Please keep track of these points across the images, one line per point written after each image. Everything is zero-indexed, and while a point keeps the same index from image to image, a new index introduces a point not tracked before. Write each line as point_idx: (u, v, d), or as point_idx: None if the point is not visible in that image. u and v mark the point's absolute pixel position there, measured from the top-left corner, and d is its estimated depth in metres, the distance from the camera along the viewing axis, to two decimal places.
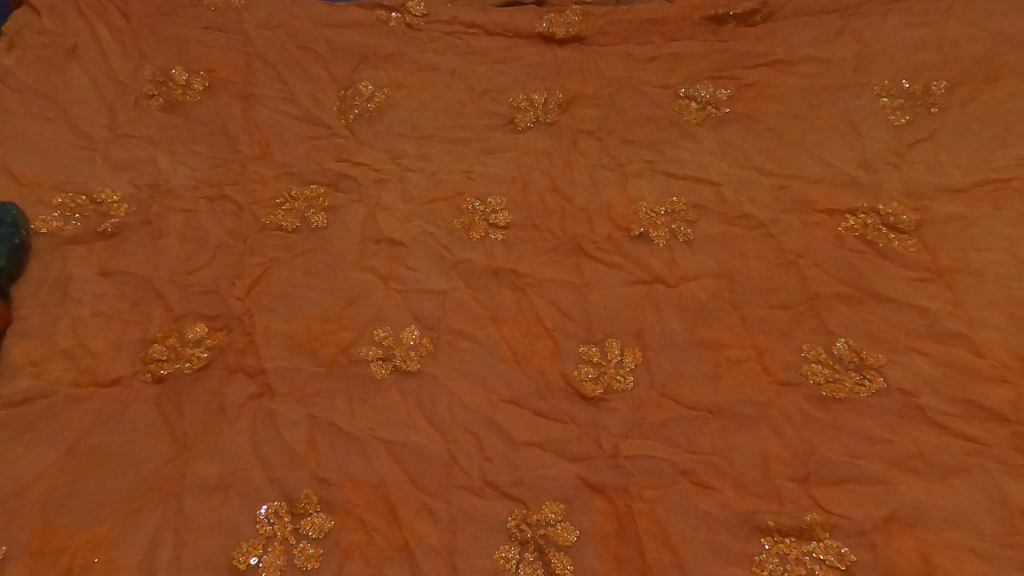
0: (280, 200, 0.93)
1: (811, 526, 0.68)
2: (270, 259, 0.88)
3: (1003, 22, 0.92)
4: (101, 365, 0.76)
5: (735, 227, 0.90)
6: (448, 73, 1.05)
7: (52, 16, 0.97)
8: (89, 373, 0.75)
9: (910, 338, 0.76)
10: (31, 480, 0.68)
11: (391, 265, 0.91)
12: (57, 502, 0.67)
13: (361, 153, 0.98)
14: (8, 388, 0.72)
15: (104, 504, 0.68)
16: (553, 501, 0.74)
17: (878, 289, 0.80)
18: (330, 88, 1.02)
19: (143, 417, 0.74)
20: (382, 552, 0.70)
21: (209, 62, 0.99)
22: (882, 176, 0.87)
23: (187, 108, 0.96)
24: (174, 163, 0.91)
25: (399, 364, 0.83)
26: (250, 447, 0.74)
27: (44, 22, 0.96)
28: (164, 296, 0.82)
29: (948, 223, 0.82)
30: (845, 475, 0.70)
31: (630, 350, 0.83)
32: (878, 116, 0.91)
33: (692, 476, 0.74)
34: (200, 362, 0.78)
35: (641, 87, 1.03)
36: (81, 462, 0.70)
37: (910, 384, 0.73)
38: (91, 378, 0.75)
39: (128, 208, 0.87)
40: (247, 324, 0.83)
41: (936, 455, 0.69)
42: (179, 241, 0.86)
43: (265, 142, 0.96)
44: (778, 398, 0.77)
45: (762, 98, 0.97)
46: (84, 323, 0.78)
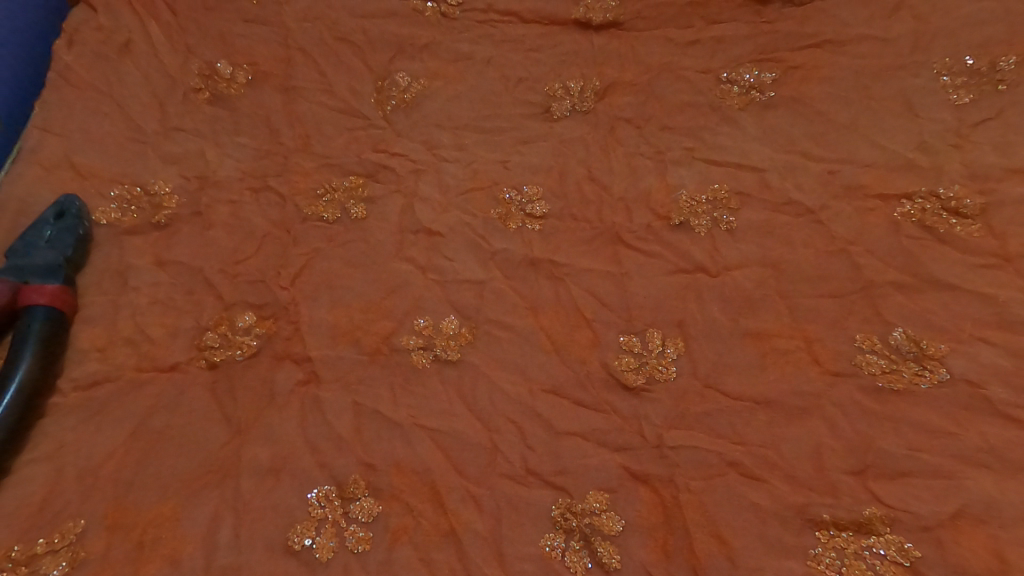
0: (321, 192, 0.94)
1: (870, 520, 0.66)
2: (313, 250, 0.90)
3: None
4: (159, 351, 0.78)
5: (781, 214, 0.88)
6: (484, 62, 1.05)
7: (106, 14, 1.00)
8: (148, 359, 0.77)
9: (974, 327, 0.73)
10: (99, 460, 0.71)
11: (431, 254, 0.91)
12: (124, 482, 0.70)
13: (399, 144, 0.99)
14: (76, 371, 0.76)
15: (167, 483, 0.70)
16: (597, 491, 0.74)
17: (938, 277, 0.77)
18: (367, 79, 1.03)
19: (199, 402, 0.76)
20: (430, 537, 0.71)
21: (252, 55, 1.01)
22: (942, 158, 0.83)
23: (232, 101, 0.97)
24: (220, 155, 0.93)
25: (439, 353, 0.83)
26: (300, 432, 0.76)
27: (100, 19, 1.00)
28: (215, 285, 0.84)
29: (1015, 207, 0.78)
30: (905, 468, 0.68)
31: (672, 340, 0.82)
32: (937, 96, 0.87)
33: (742, 467, 0.72)
34: (249, 350, 0.80)
35: (681, 71, 1.00)
36: (146, 443, 0.72)
37: (975, 376, 0.70)
38: (149, 363, 0.77)
39: (180, 200, 0.89)
40: (293, 313, 0.84)
41: (1005, 449, 0.66)
42: (227, 232, 0.88)
43: (305, 134, 0.98)
44: (830, 389, 0.74)
45: (810, 80, 0.94)
46: (142, 310, 0.81)
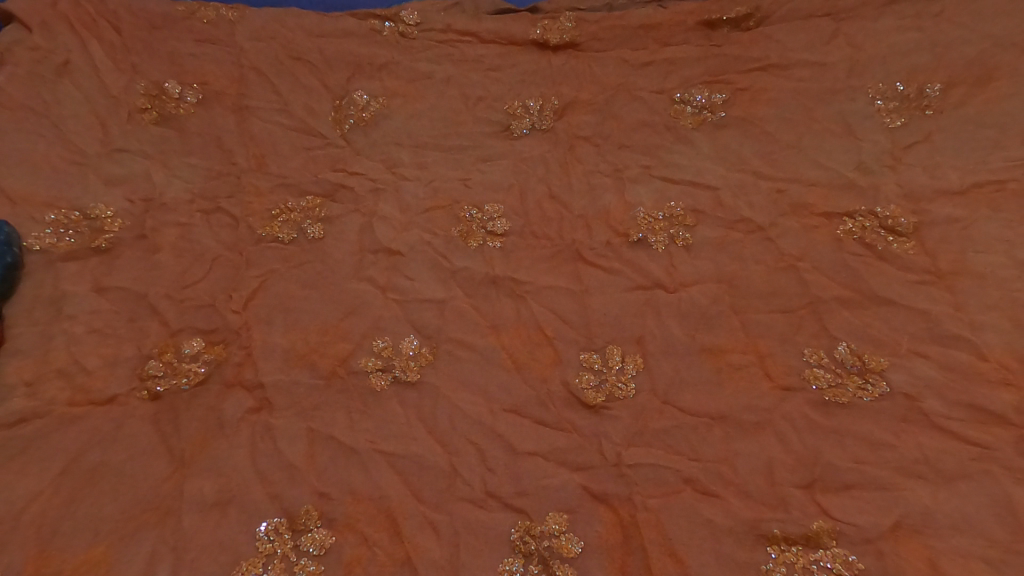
0: (276, 212, 0.92)
1: (818, 534, 0.68)
2: (268, 271, 0.88)
3: (996, 22, 0.92)
4: (97, 383, 0.75)
5: (733, 231, 0.90)
6: (443, 82, 1.05)
7: (42, 32, 0.94)
8: (84, 392, 0.74)
9: (911, 341, 0.76)
10: (25, 502, 0.67)
11: (390, 274, 0.90)
12: (52, 524, 0.66)
13: (358, 163, 0.98)
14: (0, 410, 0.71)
15: (100, 524, 0.67)
16: (557, 512, 0.73)
17: (878, 292, 0.80)
18: (325, 98, 1.02)
19: (140, 435, 0.73)
20: (385, 567, 0.70)
21: (202, 75, 0.99)
22: (879, 178, 0.87)
23: (181, 121, 0.95)
24: (168, 177, 0.91)
25: (399, 374, 0.82)
26: (249, 463, 0.74)
27: (34, 37, 0.94)
28: (160, 311, 0.81)
29: (945, 225, 0.82)
30: (850, 481, 0.70)
31: (631, 356, 0.83)
32: (873, 119, 0.91)
33: (697, 484, 0.73)
34: (197, 378, 0.78)
35: (636, 92, 1.03)
36: (77, 482, 0.69)
37: (913, 388, 0.73)
38: (86, 397, 0.74)
39: (123, 224, 0.86)
40: (245, 337, 0.82)
41: (941, 460, 0.69)
42: (175, 255, 0.85)
43: (260, 154, 0.96)
44: (780, 404, 0.76)
45: (757, 102, 0.97)
46: (77, 341, 0.77)
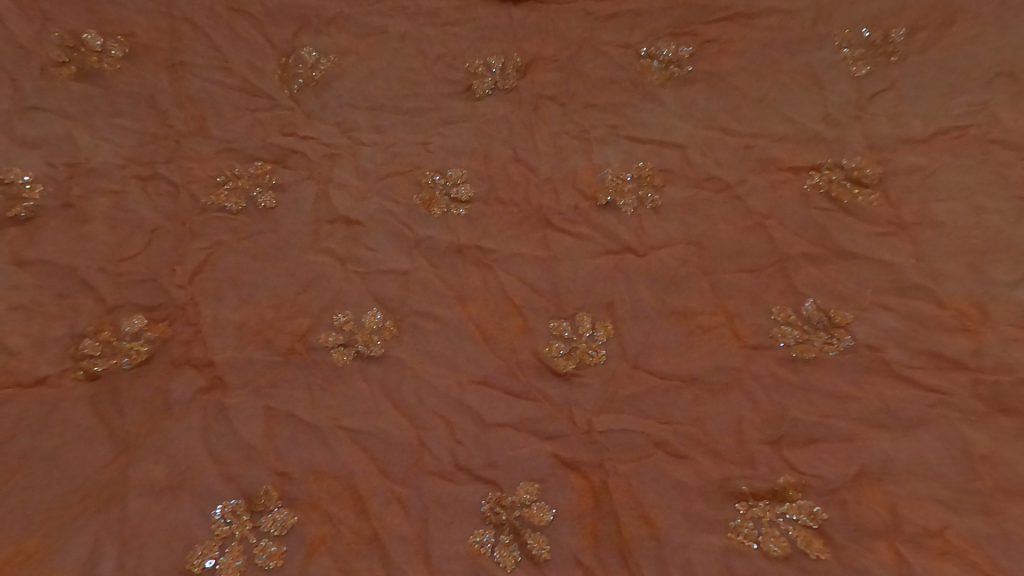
0: (222, 179, 0.86)
1: (784, 488, 0.68)
2: (214, 244, 0.82)
3: None
4: (22, 364, 0.68)
5: (702, 190, 0.88)
6: (398, 38, 0.99)
7: None
8: (8, 373, 0.68)
9: (874, 293, 0.76)
10: None
11: (348, 245, 0.86)
12: None
13: (309, 127, 0.92)
14: None
15: (32, 514, 0.63)
16: (528, 481, 0.72)
17: (843, 246, 0.79)
18: (269, 56, 0.94)
19: (77, 418, 0.68)
20: (351, 544, 0.68)
21: (127, 26, 0.89)
22: (846, 130, 0.86)
23: (105, 78, 0.85)
24: (95, 141, 0.83)
25: (362, 349, 0.79)
26: (202, 444, 0.71)
27: None
28: (94, 287, 0.75)
29: (908, 174, 0.81)
30: (815, 434, 0.70)
31: (601, 322, 0.81)
32: (838, 69, 0.89)
33: (667, 446, 0.73)
34: (139, 357, 0.73)
35: (602, 47, 0.98)
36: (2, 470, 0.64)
37: (876, 340, 0.73)
38: (9, 378, 0.67)
39: (44, 190, 0.78)
40: (192, 313, 0.78)
41: (901, 408, 0.69)
42: (109, 227, 0.79)
43: (200, 117, 0.89)
44: (748, 362, 0.76)
45: (724, 55, 0.94)
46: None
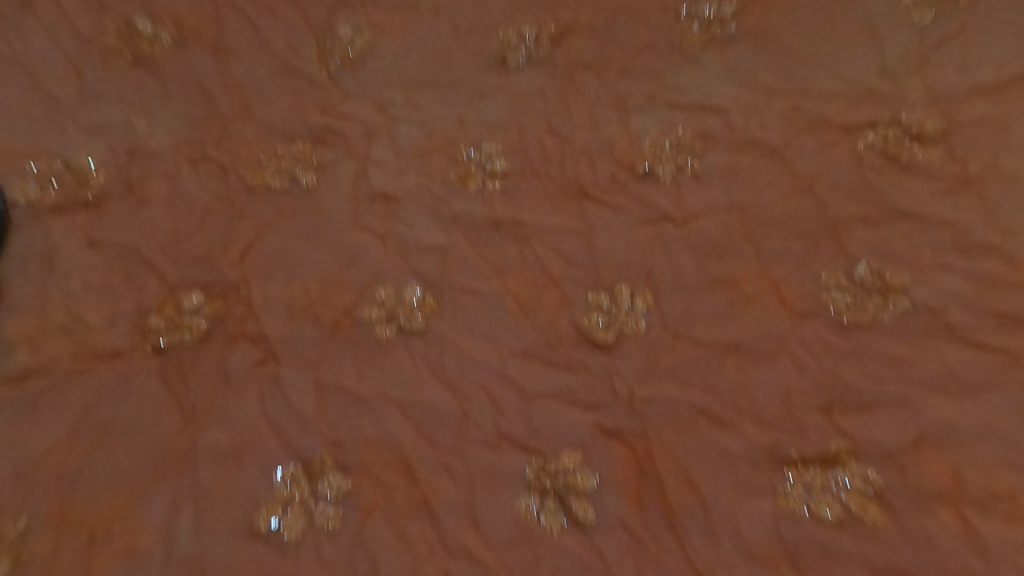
0: (266, 159, 0.88)
1: (837, 455, 0.67)
2: (262, 223, 0.85)
3: None
4: (97, 337, 0.75)
5: (745, 155, 0.85)
6: (432, 13, 0.98)
7: None
8: (87, 347, 0.74)
9: (935, 254, 0.72)
10: (44, 453, 0.70)
11: (388, 222, 0.87)
12: (71, 475, 0.69)
13: (347, 106, 0.93)
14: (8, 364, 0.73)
15: (117, 476, 0.69)
16: (571, 449, 0.73)
17: (900, 207, 0.76)
18: (307, 36, 0.95)
19: (149, 388, 0.73)
20: (403, 510, 0.70)
21: (175, 12, 0.92)
22: (904, 84, 0.80)
23: (159, 65, 0.89)
24: (151, 126, 0.86)
25: (404, 324, 0.80)
26: (261, 414, 0.74)
27: None
28: (156, 266, 0.79)
29: (976, 126, 0.76)
30: (869, 401, 0.68)
31: (640, 293, 0.80)
32: (898, 19, 0.83)
33: (710, 415, 0.72)
34: (199, 333, 0.77)
35: (638, 12, 0.95)
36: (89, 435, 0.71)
37: (936, 302, 0.70)
38: (89, 351, 0.74)
39: (107, 174, 0.83)
40: (245, 291, 0.80)
41: (965, 372, 0.67)
42: (166, 208, 0.83)
43: (244, 100, 0.91)
44: (797, 329, 0.74)
45: (771, 12, 0.90)
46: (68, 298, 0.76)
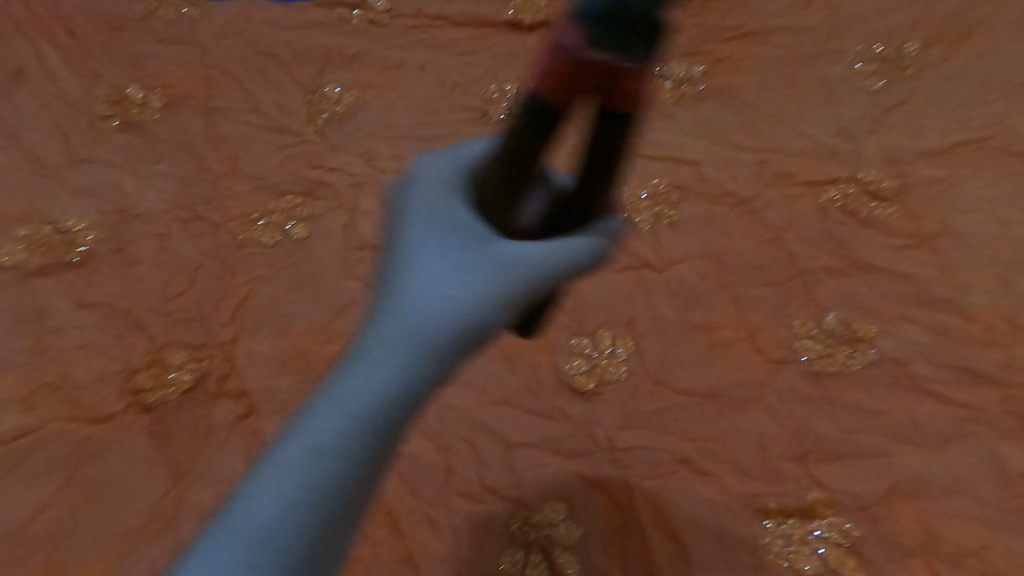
0: (257, 215, 0.89)
1: (813, 505, 0.68)
2: (254, 278, 0.84)
3: None
4: (91, 398, 0.73)
5: (719, 206, 0.89)
6: (417, 69, 1.03)
7: None
8: (82, 407, 0.72)
9: (898, 306, 0.76)
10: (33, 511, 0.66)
11: (378, 270, 0.87)
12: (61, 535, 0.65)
13: (335, 158, 0.96)
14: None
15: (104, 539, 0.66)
16: (554, 500, 0.73)
17: (865, 259, 0.79)
18: (296, 94, 1.00)
19: (135, 445, 0.71)
20: (387, 564, 0.70)
21: (164, 78, 0.98)
22: (861, 144, 0.86)
23: (147, 127, 0.93)
24: (140, 187, 0.89)
25: None
26: (247, 466, 0.71)
27: None
28: (147, 327, 0.79)
29: (928, 186, 0.81)
30: (841, 451, 0.70)
31: (622, 339, 0.82)
32: (854, 83, 0.90)
33: (690, 463, 0.73)
34: (185, 385, 0.75)
35: None
36: (80, 493, 0.67)
37: (902, 354, 0.73)
38: (85, 412, 0.72)
39: (96, 236, 0.84)
40: (231, 350, 0.79)
41: (929, 424, 0.69)
42: (155, 267, 0.83)
43: (233, 156, 0.93)
44: (770, 377, 0.76)
45: (739, 71, 0.96)
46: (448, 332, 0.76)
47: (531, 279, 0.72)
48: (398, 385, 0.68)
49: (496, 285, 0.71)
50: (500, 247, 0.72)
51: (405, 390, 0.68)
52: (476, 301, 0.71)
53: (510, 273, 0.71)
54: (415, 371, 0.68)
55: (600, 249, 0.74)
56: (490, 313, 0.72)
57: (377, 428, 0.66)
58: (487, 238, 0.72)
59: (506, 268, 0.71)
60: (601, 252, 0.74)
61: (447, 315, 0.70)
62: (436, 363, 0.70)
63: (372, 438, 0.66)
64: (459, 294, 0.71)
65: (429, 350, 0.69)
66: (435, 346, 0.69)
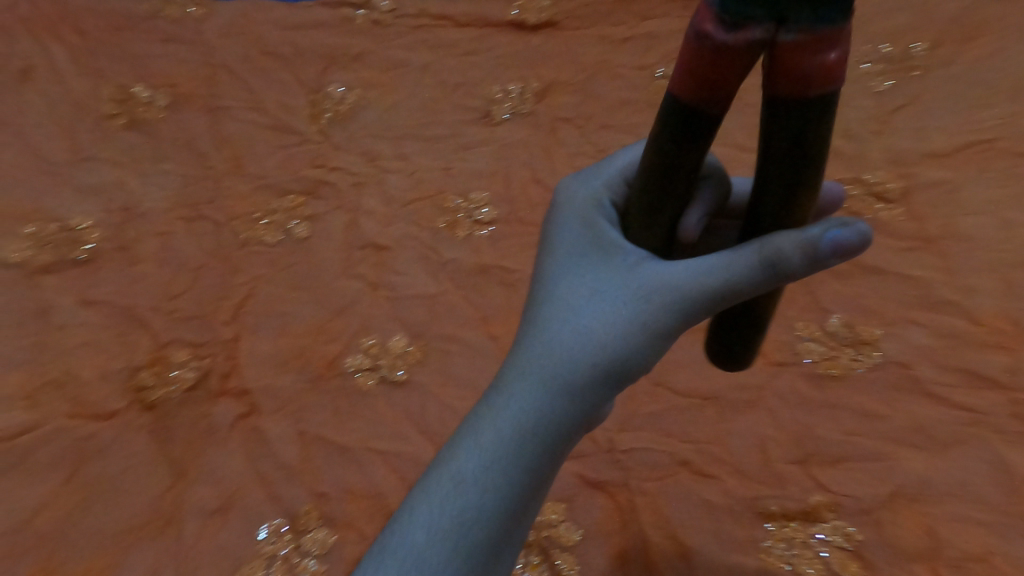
0: (259, 215, 0.89)
1: (816, 508, 0.67)
2: (255, 277, 0.84)
3: None
4: (94, 395, 0.73)
5: None
6: (420, 69, 1.04)
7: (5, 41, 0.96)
8: (84, 405, 0.72)
9: (902, 309, 0.75)
10: (37, 507, 0.66)
11: (378, 271, 0.87)
12: (62, 533, 0.65)
13: (337, 158, 0.96)
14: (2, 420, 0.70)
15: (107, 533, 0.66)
16: (555, 501, 0.73)
17: (867, 261, 0.79)
18: (299, 94, 1.00)
19: (136, 444, 0.71)
20: None
21: (171, 76, 0.99)
22: (865, 146, 0.86)
23: (153, 126, 0.94)
24: (144, 185, 0.89)
25: (386, 374, 0.78)
26: (247, 465, 0.71)
27: None
28: (149, 324, 0.79)
29: (933, 188, 0.80)
30: (842, 453, 0.70)
31: None
32: (860, 83, 0.91)
33: (691, 465, 0.73)
34: (186, 384, 0.75)
35: (617, 69, 1.01)
36: (82, 490, 0.68)
37: (904, 356, 0.73)
38: (87, 410, 0.72)
39: (101, 234, 0.85)
40: (232, 349, 0.79)
41: (932, 427, 0.68)
42: (157, 266, 0.84)
43: (235, 156, 0.94)
44: (772, 379, 0.76)
45: None
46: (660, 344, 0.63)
47: (687, 294, 0.52)
48: (548, 416, 0.54)
49: (651, 304, 0.53)
50: (646, 267, 0.54)
51: (556, 420, 0.54)
52: (630, 328, 0.54)
53: (667, 293, 0.53)
54: (547, 405, 0.54)
55: (771, 263, 0.47)
56: (637, 344, 0.53)
57: (525, 459, 0.54)
58: (636, 259, 0.55)
59: (647, 293, 0.53)
60: (763, 263, 0.48)
61: (549, 354, 0.55)
62: (580, 399, 0.54)
63: (544, 459, 0.55)
64: (599, 323, 0.54)
65: (561, 382, 0.54)
66: (572, 383, 0.54)
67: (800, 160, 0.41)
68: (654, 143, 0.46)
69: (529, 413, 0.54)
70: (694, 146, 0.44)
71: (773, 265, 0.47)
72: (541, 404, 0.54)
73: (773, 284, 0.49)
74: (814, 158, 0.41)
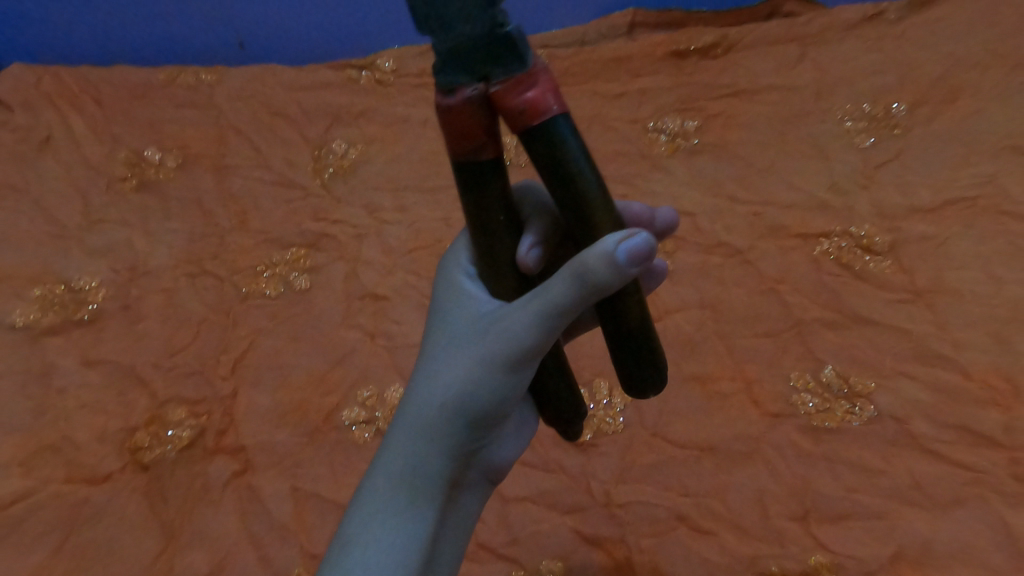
0: (262, 268, 0.92)
1: (817, 569, 0.65)
2: (255, 331, 0.86)
3: (959, 46, 0.98)
4: (90, 458, 0.74)
5: (713, 257, 0.90)
6: (421, 124, 1.08)
7: (27, 114, 1.05)
8: (80, 468, 0.74)
9: (896, 361, 0.76)
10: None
11: (376, 320, 0.87)
12: None
13: (339, 211, 0.99)
14: None
15: None
16: (551, 559, 0.71)
17: (859, 313, 0.80)
18: (305, 151, 1.05)
19: (129, 508, 0.71)
20: None
21: (182, 139, 1.05)
22: (853, 200, 0.89)
23: (162, 187, 1.00)
24: (151, 244, 0.94)
25: (382, 426, 0.77)
26: (240, 526, 0.71)
27: (20, 119, 1.04)
28: (148, 382, 0.81)
29: (920, 242, 0.83)
30: (843, 511, 0.68)
31: (619, 389, 0.82)
32: (844, 140, 0.95)
33: (689, 521, 0.71)
34: (181, 443, 0.76)
35: (610, 123, 1.05)
36: (72, 557, 0.68)
37: (900, 411, 0.72)
38: (83, 473, 0.73)
39: (106, 293, 0.88)
40: (229, 404, 0.80)
41: (931, 485, 0.68)
42: (160, 323, 0.86)
43: (241, 212, 0.98)
44: (769, 431, 0.75)
45: (730, 127, 1.00)
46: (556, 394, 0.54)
47: (528, 321, 0.48)
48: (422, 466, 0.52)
49: (494, 346, 0.50)
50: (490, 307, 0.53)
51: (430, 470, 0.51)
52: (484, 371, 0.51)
53: (504, 332, 0.49)
54: (419, 453, 0.53)
55: (582, 277, 0.43)
56: (489, 379, 0.51)
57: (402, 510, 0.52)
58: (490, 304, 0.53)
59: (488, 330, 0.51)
60: (574, 278, 0.44)
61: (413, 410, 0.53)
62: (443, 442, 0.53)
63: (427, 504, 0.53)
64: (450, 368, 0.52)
65: (428, 429, 0.52)
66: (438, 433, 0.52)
67: (578, 187, 0.41)
68: (468, 214, 0.46)
69: (401, 465, 0.52)
70: (492, 192, 0.43)
71: (582, 285, 0.44)
72: (411, 455, 0.52)
73: (594, 298, 0.45)
74: (590, 180, 0.41)
